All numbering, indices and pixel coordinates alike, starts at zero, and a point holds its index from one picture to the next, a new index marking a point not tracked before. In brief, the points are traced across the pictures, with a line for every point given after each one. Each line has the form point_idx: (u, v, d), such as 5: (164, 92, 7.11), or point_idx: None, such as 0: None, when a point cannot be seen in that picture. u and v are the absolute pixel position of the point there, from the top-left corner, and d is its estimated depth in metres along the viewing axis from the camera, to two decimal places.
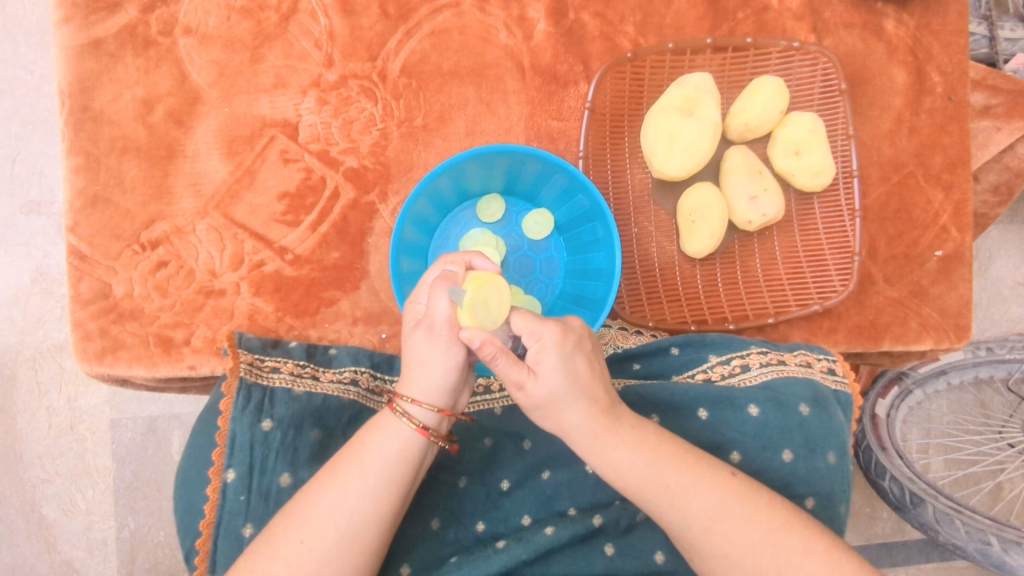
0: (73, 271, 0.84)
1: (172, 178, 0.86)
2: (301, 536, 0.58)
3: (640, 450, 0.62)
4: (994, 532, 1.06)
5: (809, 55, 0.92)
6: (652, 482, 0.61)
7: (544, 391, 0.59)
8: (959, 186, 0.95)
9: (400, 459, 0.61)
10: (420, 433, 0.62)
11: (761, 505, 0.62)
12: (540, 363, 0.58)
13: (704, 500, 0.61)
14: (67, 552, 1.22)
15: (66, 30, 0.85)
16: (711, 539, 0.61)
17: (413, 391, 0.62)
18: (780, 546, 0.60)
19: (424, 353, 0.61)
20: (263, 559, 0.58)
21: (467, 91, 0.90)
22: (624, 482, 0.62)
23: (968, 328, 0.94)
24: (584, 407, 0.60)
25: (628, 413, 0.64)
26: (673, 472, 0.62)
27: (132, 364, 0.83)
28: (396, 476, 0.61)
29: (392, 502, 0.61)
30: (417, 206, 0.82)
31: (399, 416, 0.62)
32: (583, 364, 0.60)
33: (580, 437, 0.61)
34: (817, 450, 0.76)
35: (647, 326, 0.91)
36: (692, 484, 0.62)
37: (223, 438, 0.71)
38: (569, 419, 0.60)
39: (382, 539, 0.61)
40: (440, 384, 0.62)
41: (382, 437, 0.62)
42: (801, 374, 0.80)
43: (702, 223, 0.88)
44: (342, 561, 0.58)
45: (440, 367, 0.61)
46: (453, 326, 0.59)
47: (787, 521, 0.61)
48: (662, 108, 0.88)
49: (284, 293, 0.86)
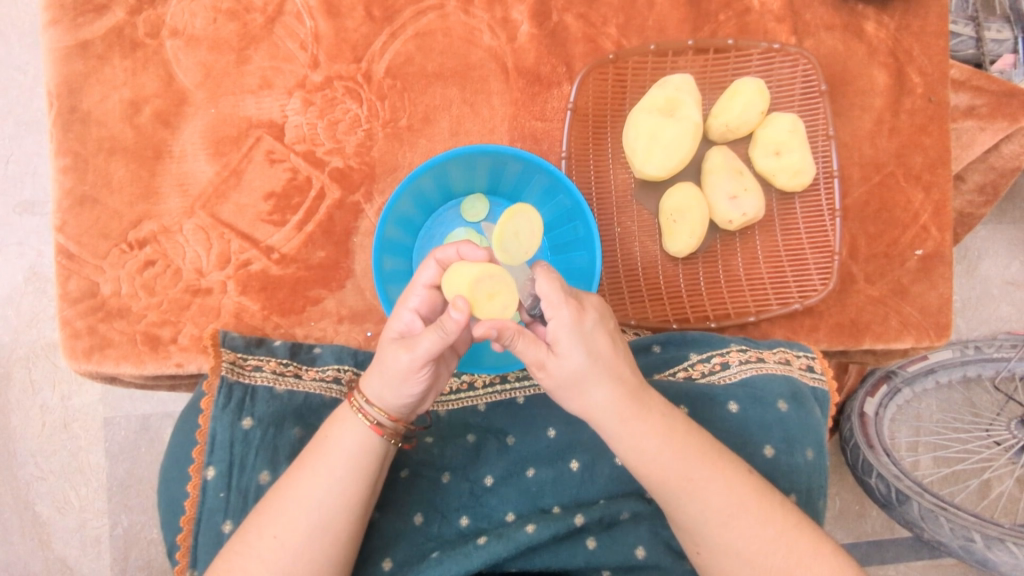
0: (61, 270, 0.85)
1: (159, 178, 0.87)
2: (275, 531, 0.60)
3: (668, 441, 0.63)
4: (978, 529, 1.07)
5: (791, 56, 0.93)
6: (675, 472, 0.62)
7: (566, 369, 0.60)
8: (939, 186, 0.96)
9: (362, 453, 0.64)
10: (373, 430, 0.64)
11: (774, 506, 0.63)
12: (559, 340, 0.60)
13: (725, 497, 0.62)
14: (61, 549, 1.23)
15: (54, 32, 0.86)
16: (726, 535, 0.62)
17: (368, 390, 0.64)
18: (790, 547, 0.62)
19: (387, 366, 0.62)
20: (239, 557, 0.60)
21: (451, 92, 0.91)
22: (649, 471, 0.63)
23: (948, 327, 0.95)
24: (609, 387, 0.62)
25: (657, 400, 0.65)
26: (698, 465, 0.63)
27: (120, 362, 0.85)
28: (362, 467, 0.63)
29: (360, 490, 0.63)
30: (400, 205, 0.83)
31: (355, 411, 0.64)
32: (604, 341, 0.62)
33: (607, 420, 0.62)
34: (796, 445, 0.77)
35: (629, 324, 0.91)
36: (714, 478, 0.63)
37: (204, 436, 0.72)
38: (594, 401, 0.62)
39: (356, 528, 0.63)
40: (391, 398, 0.63)
41: (344, 431, 0.64)
42: (780, 370, 0.82)
43: (682, 222, 0.89)
44: (317, 551, 0.61)
45: (395, 384, 0.62)
46: (426, 360, 0.60)
47: (797, 523, 0.63)
48: (644, 108, 0.89)
49: (270, 292, 0.87)
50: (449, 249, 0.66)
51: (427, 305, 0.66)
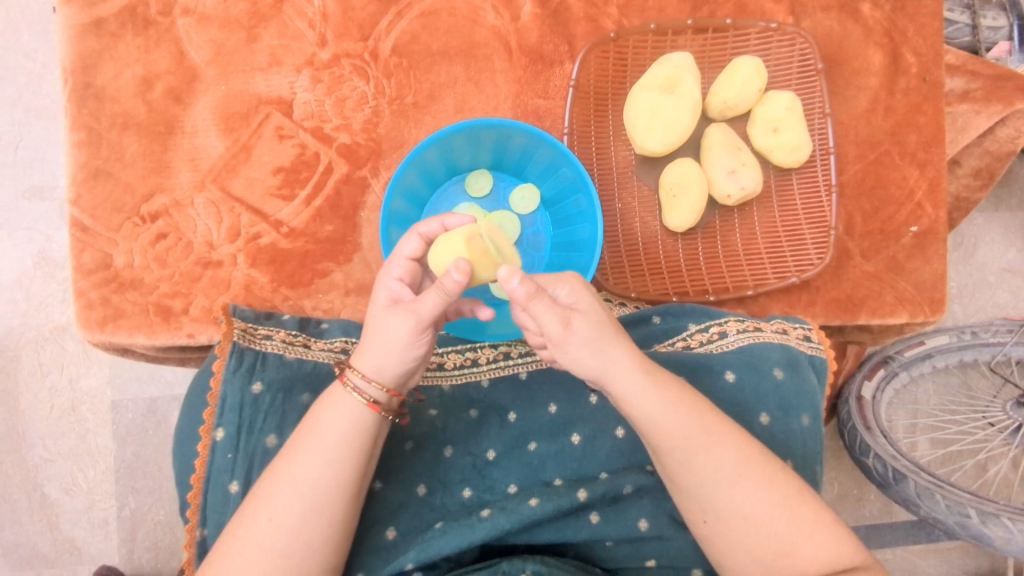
0: (76, 242, 0.87)
1: (171, 153, 0.89)
2: (269, 514, 0.62)
3: (684, 399, 0.65)
4: (974, 504, 1.09)
5: (788, 35, 0.95)
6: (692, 429, 0.64)
7: (590, 325, 0.62)
8: (934, 164, 0.98)
9: (354, 432, 0.65)
10: (370, 408, 0.65)
11: (779, 472, 0.66)
12: (579, 297, 0.63)
13: (737, 457, 0.64)
14: (69, 530, 1.25)
15: (68, 10, 0.88)
16: (736, 496, 0.64)
17: (362, 365, 0.66)
18: (794, 512, 0.64)
19: (390, 333, 0.64)
20: (236, 540, 0.62)
21: (456, 71, 0.93)
22: (669, 428, 0.63)
23: (943, 302, 0.97)
24: (625, 346, 0.64)
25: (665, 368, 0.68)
26: (711, 425, 0.65)
27: (133, 332, 0.87)
28: (353, 447, 0.65)
29: (353, 469, 0.65)
30: (407, 178, 0.85)
31: (350, 390, 0.66)
32: (609, 306, 0.66)
33: (629, 375, 0.63)
34: (791, 413, 0.79)
35: (630, 297, 0.93)
36: (727, 439, 0.65)
37: (214, 398, 0.76)
38: (615, 358, 0.63)
39: (350, 506, 0.65)
40: (392, 365, 0.65)
41: (335, 410, 0.66)
42: (777, 339, 0.84)
43: (682, 197, 0.91)
44: (312, 530, 0.63)
45: (399, 349, 0.64)
46: (430, 322, 0.63)
47: (799, 490, 0.65)
48: (644, 85, 0.91)
49: (279, 264, 0.90)
50: (433, 222, 0.69)
51: (410, 275, 0.68)
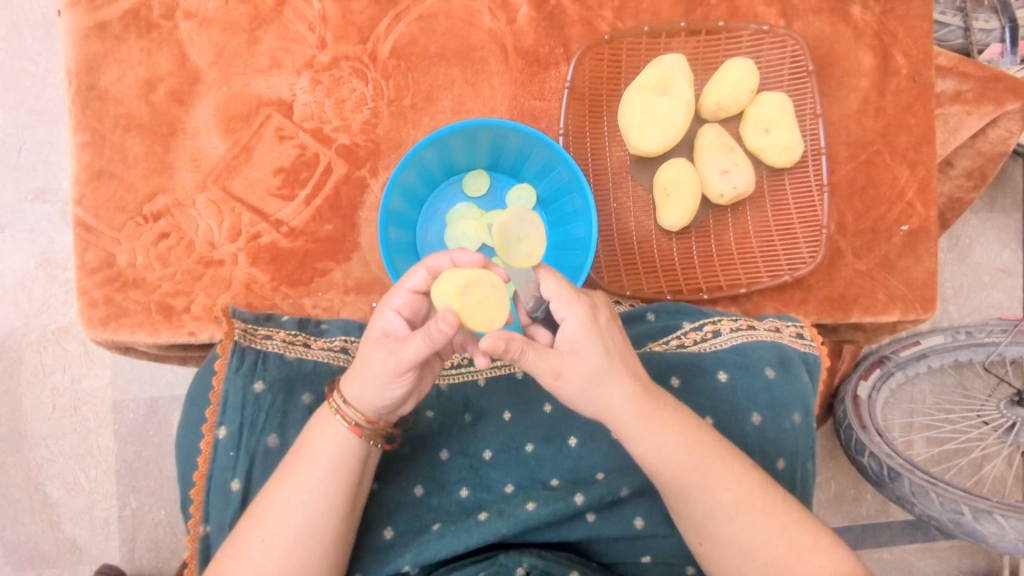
0: (79, 241, 0.89)
1: (173, 154, 0.91)
2: (261, 534, 0.65)
3: (685, 436, 0.67)
4: (966, 502, 1.10)
5: (779, 38, 0.97)
6: (691, 467, 0.66)
7: (586, 369, 0.63)
8: (924, 164, 0.99)
9: (342, 453, 0.68)
10: (352, 430, 0.68)
11: (776, 501, 0.68)
12: (576, 338, 0.63)
13: (734, 491, 0.67)
14: (70, 529, 1.26)
15: (72, 14, 0.90)
16: (732, 528, 0.67)
17: (347, 392, 0.68)
18: (794, 540, 0.66)
19: (371, 367, 0.65)
20: (230, 561, 0.65)
21: (453, 73, 0.95)
22: (666, 466, 0.66)
23: (934, 300, 0.99)
24: (626, 386, 0.65)
25: (670, 401, 0.69)
26: (710, 461, 0.67)
27: (135, 330, 0.88)
28: (342, 468, 0.68)
29: (342, 490, 0.68)
30: (405, 178, 0.87)
31: (334, 411, 0.68)
32: (616, 341, 0.66)
33: (627, 419, 0.65)
34: (782, 412, 0.81)
35: (625, 295, 0.95)
36: (724, 474, 0.67)
37: (217, 396, 0.78)
38: (613, 399, 0.64)
39: (340, 525, 0.68)
40: (372, 399, 0.66)
41: (324, 433, 0.68)
42: (769, 337, 0.86)
43: (676, 197, 0.92)
44: (304, 549, 0.65)
45: (378, 386, 0.65)
46: (411, 365, 0.63)
47: (798, 517, 0.68)
48: (638, 87, 0.93)
49: (280, 263, 0.91)
50: (442, 257, 0.67)
51: (410, 308, 0.68)
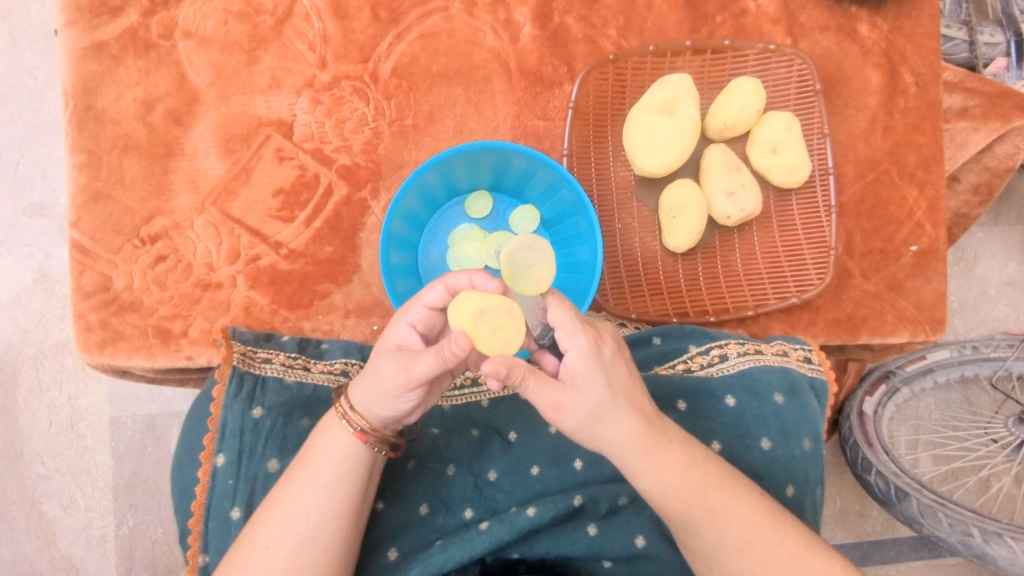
0: (75, 264, 0.87)
1: (171, 175, 0.89)
2: (266, 540, 0.64)
3: (690, 471, 0.65)
4: (976, 523, 1.09)
5: (786, 56, 0.96)
6: (697, 503, 0.65)
7: (588, 404, 0.62)
8: (933, 183, 0.98)
9: (350, 457, 0.68)
10: (357, 436, 0.67)
11: (787, 529, 0.66)
12: (579, 371, 0.62)
13: (744, 524, 0.65)
14: (66, 548, 1.24)
15: (70, 34, 0.88)
16: (743, 561, 0.65)
17: (354, 398, 0.68)
18: (807, 570, 0.65)
19: (380, 378, 0.65)
20: (234, 568, 0.64)
21: (455, 92, 0.94)
22: (672, 502, 0.65)
23: (944, 321, 0.97)
24: (630, 420, 0.64)
25: (675, 432, 0.67)
26: (717, 495, 0.65)
27: (132, 355, 0.87)
28: (350, 471, 0.67)
29: (350, 496, 0.67)
30: (407, 201, 0.85)
31: (341, 416, 0.68)
32: (622, 374, 0.64)
33: (629, 454, 0.64)
34: (792, 437, 0.79)
35: (630, 318, 0.93)
36: (734, 507, 0.65)
37: (214, 423, 0.76)
38: (616, 435, 0.63)
39: (346, 535, 0.67)
40: (378, 409, 0.66)
41: (329, 438, 0.68)
42: (777, 362, 0.84)
43: (681, 218, 0.91)
44: (308, 558, 0.64)
45: (386, 398, 0.65)
46: (420, 380, 0.63)
47: (810, 545, 0.66)
48: (643, 107, 0.92)
49: (279, 286, 0.90)
50: (462, 277, 0.67)
51: (426, 323, 0.68)
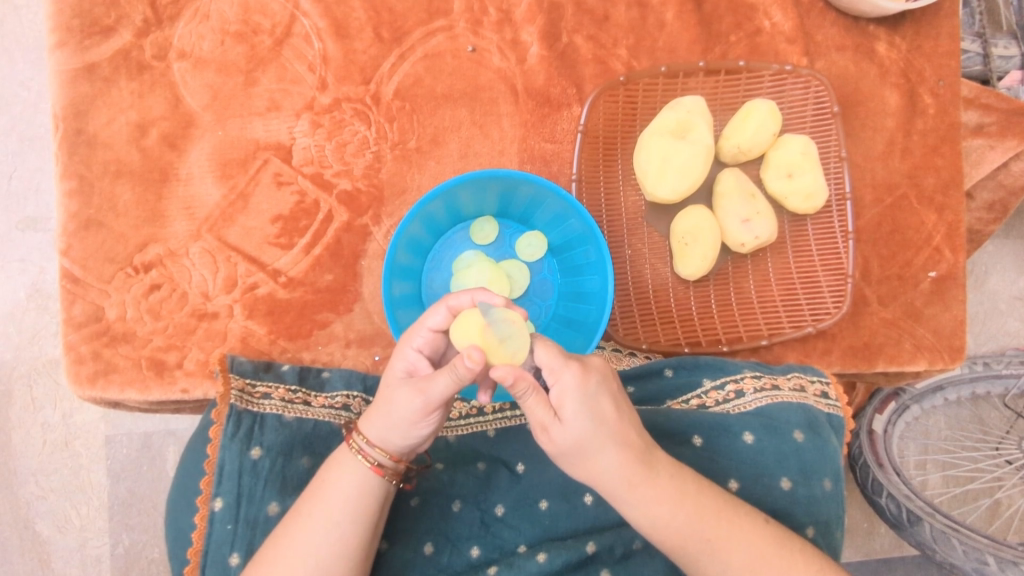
0: (66, 294, 0.84)
1: (166, 201, 0.86)
2: None
3: (680, 504, 0.61)
4: (992, 551, 1.06)
5: (802, 78, 0.93)
6: (690, 536, 0.61)
7: (571, 435, 0.59)
8: (952, 208, 0.95)
9: (362, 493, 0.64)
10: (375, 471, 0.65)
11: (795, 552, 0.63)
12: (564, 404, 0.58)
13: (747, 553, 0.62)
14: (61, 569, 1.21)
15: (61, 54, 0.85)
16: None
17: (369, 431, 0.65)
18: None
19: (396, 409, 0.62)
20: None
21: (460, 114, 0.90)
22: (665, 535, 0.62)
23: (963, 350, 0.94)
24: (616, 452, 0.60)
25: (666, 462, 0.63)
26: (713, 526, 0.62)
27: (125, 388, 0.83)
28: (362, 508, 0.64)
29: (361, 532, 0.64)
30: (411, 230, 0.82)
31: (356, 452, 0.65)
32: (609, 405, 0.60)
33: (615, 487, 0.61)
34: (813, 477, 0.76)
35: (641, 348, 0.91)
36: (733, 537, 0.62)
37: (212, 465, 0.73)
38: (600, 467, 0.60)
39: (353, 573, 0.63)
40: (398, 439, 0.63)
41: (341, 474, 0.65)
42: (795, 399, 0.81)
43: (694, 245, 0.88)
44: None
45: (404, 426, 0.62)
46: (440, 403, 0.60)
47: (820, 569, 0.62)
48: (656, 132, 0.88)
49: (277, 316, 0.87)
50: (463, 295, 0.64)
51: (432, 346, 0.65)
